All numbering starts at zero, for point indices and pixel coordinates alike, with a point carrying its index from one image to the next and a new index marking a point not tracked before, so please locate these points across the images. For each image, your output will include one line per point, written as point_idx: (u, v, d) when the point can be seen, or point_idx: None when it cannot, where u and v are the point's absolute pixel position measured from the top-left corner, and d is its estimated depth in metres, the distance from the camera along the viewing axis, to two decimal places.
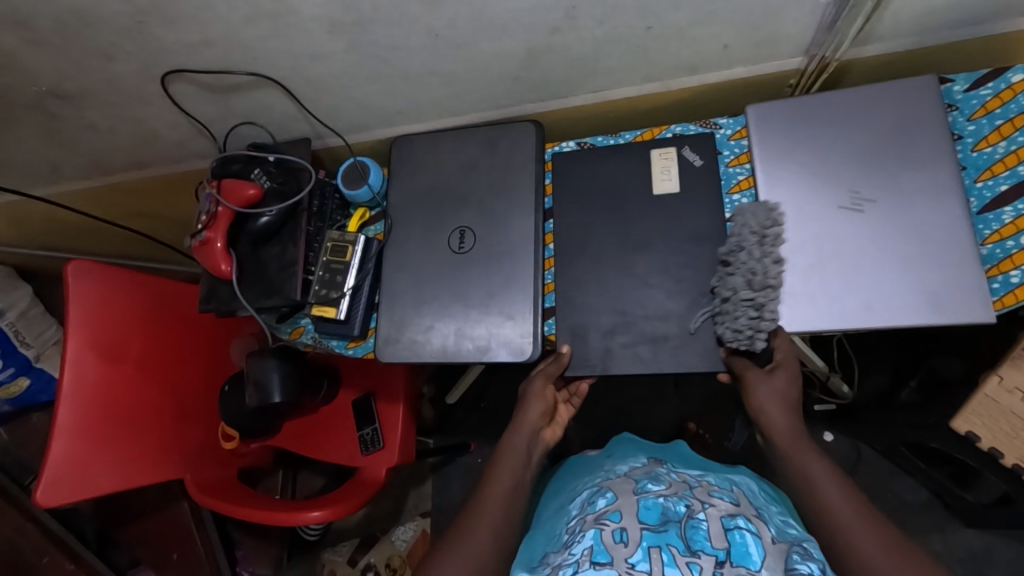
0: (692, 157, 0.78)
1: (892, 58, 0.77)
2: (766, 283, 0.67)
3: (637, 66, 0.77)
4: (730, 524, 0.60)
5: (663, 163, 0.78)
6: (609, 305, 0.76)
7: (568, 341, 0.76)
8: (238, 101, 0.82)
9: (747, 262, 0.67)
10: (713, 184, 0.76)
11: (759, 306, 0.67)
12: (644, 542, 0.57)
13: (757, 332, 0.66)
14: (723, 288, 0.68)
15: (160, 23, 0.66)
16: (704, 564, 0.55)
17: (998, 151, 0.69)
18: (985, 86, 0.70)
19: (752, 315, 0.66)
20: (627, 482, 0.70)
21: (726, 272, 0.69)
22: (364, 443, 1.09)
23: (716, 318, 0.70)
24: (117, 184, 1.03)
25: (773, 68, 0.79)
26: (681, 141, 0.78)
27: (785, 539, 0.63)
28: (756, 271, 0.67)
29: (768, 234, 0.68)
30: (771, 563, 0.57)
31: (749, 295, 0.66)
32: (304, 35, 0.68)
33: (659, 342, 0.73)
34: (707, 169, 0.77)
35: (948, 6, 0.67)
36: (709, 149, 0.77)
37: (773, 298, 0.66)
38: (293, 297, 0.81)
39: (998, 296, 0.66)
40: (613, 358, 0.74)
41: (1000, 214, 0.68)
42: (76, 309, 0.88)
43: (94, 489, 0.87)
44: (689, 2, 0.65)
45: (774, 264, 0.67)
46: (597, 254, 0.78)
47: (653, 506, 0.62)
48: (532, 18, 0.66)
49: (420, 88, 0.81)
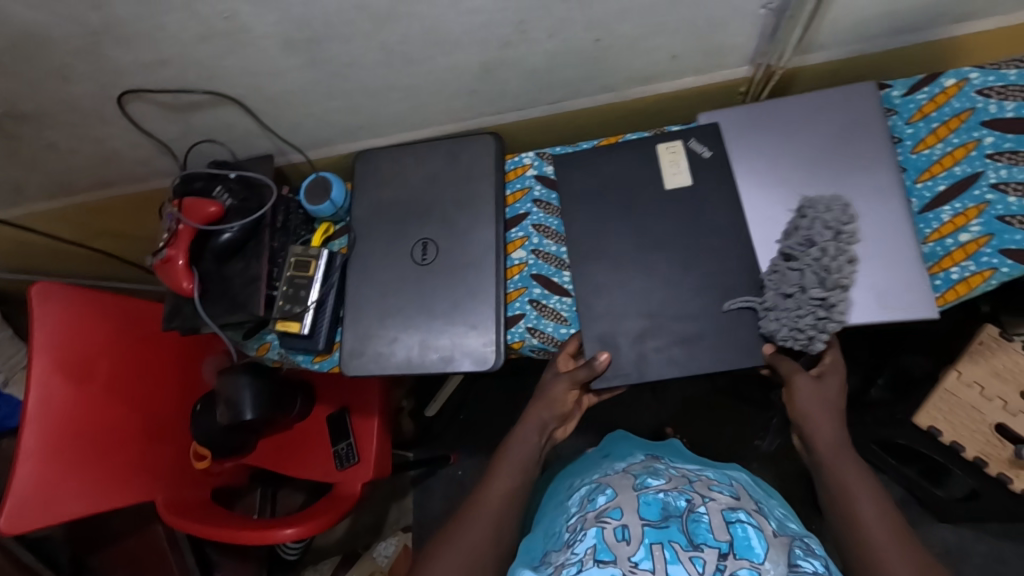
0: (701, 149, 0.76)
1: (836, 66, 0.80)
2: (838, 283, 0.65)
3: (591, 78, 0.79)
4: (732, 517, 0.60)
5: (671, 156, 0.76)
6: (635, 309, 0.73)
7: (598, 348, 0.73)
8: (198, 119, 0.83)
9: (822, 259, 0.65)
10: (726, 175, 0.75)
11: (829, 306, 0.66)
12: (647, 539, 0.57)
13: (818, 332, 0.67)
14: (789, 283, 0.67)
15: (114, 43, 0.66)
16: (707, 558, 0.54)
17: (936, 152, 0.71)
18: (922, 90, 0.73)
19: (820, 315, 0.66)
20: (626, 478, 0.71)
21: (790, 267, 0.68)
22: (339, 458, 1.09)
23: (761, 313, 0.69)
24: (83, 203, 1.03)
25: (723, 76, 0.81)
26: (688, 133, 0.77)
27: (787, 534, 0.63)
28: (829, 268, 0.65)
29: (844, 230, 0.66)
30: (775, 556, 0.56)
31: (820, 294, 0.65)
32: (259, 53, 0.69)
33: (692, 342, 0.71)
34: (719, 161, 0.75)
35: (885, 14, 0.70)
36: (716, 139, 0.76)
37: (843, 299, 0.65)
38: (257, 312, 0.81)
39: (941, 293, 0.68)
40: (648, 365, 0.71)
41: (939, 213, 0.70)
42: (41, 329, 0.87)
43: (60, 515, 0.85)
44: (635, 15, 0.67)
45: (847, 263, 0.65)
46: (600, 254, 0.76)
47: (653, 501, 0.63)
48: (483, 32, 0.68)
49: (380, 103, 0.82)
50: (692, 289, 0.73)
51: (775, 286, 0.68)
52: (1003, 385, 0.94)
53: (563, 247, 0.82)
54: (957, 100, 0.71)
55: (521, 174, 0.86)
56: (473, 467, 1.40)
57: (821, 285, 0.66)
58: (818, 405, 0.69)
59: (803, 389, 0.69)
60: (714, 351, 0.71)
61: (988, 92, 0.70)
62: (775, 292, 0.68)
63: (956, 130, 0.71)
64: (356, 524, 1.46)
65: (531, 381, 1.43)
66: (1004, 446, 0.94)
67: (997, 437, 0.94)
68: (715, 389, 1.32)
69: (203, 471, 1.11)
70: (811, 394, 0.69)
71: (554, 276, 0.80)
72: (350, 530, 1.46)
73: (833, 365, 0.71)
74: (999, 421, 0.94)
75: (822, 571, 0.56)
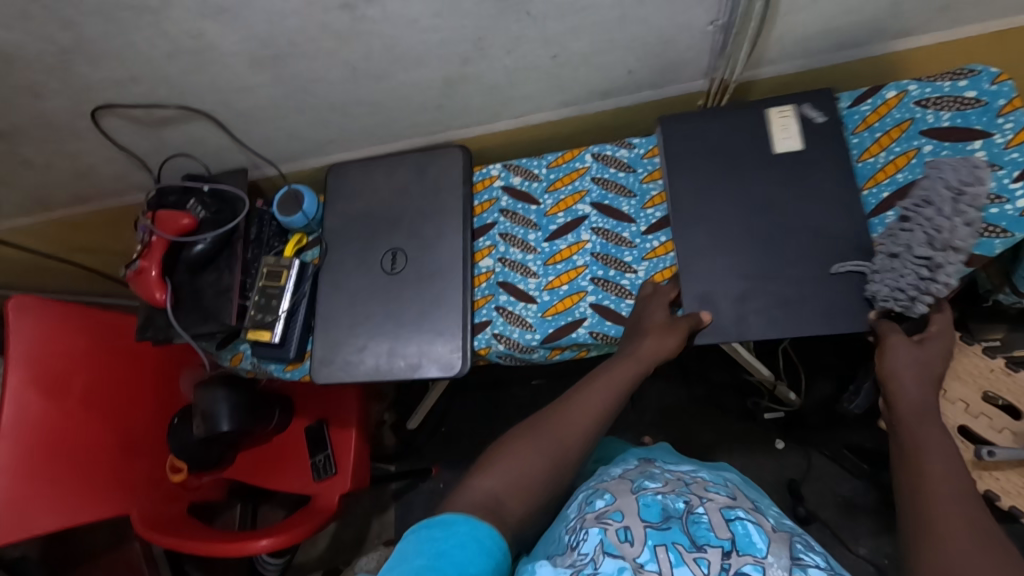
0: (814, 114, 0.76)
1: (788, 79, 0.84)
2: (948, 245, 0.61)
3: (553, 92, 0.82)
4: (731, 515, 0.58)
5: (783, 121, 0.77)
6: (734, 271, 0.74)
7: (697, 307, 0.74)
8: (171, 134, 0.85)
9: (935, 220, 0.62)
10: (840, 140, 0.75)
11: (935, 267, 0.62)
12: (650, 541, 0.54)
13: (921, 295, 0.64)
14: (899, 243, 0.66)
15: (84, 61, 0.68)
16: (711, 559, 0.52)
17: (880, 160, 0.75)
18: (865, 103, 0.77)
19: (922, 275, 0.63)
20: (622, 482, 0.67)
21: (903, 227, 0.66)
22: (316, 470, 1.08)
23: (870, 276, 0.69)
24: (61, 217, 1.04)
25: (680, 90, 0.85)
26: (802, 98, 0.77)
27: (785, 530, 0.60)
28: (940, 228, 0.62)
29: (966, 192, 0.61)
30: (777, 549, 0.54)
31: (923, 253, 0.63)
32: (227, 70, 0.72)
33: (793, 304, 0.72)
34: (831, 127, 0.76)
35: (827, 30, 0.74)
36: (830, 105, 0.76)
37: (954, 261, 0.61)
38: (228, 322, 0.83)
39: None
40: (747, 325, 0.72)
41: (884, 219, 0.73)
42: (17, 343, 0.88)
43: (29, 530, 0.84)
44: (587, 32, 0.70)
45: (964, 226, 0.61)
46: (700, 218, 0.77)
47: (652, 503, 0.60)
48: (444, 50, 0.71)
49: (348, 117, 0.84)
50: (746, 262, 0.74)
51: (885, 248, 0.68)
52: (964, 388, 0.91)
53: (529, 255, 0.84)
54: (897, 111, 0.74)
55: (489, 185, 0.88)
56: (455, 479, 1.38)
57: (932, 246, 0.63)
58: (911, 364, 0.65)
59: (897, 350, 0.66)
60: (773, 316, 0.72)
61: (925, 103, 0.73)
62: (885, 252, 0.67)
63: (897, 139, 0.74)
64: (337, 539, 1.43)
65: (511, 392, 1.43)
66: (967, 448, 0.88)
67: (961, 439, 0.89)
68: (693, 398, 1.32)
69: (179, 485, 1.10)
70: (902, 355, 0.65)
71: (520, 283, 0.83)
72: (330, 546, 1.43)
73: (936, 329, 0.66)
74: (962, 423, 0.90)
75: (824, 566, 0.54)
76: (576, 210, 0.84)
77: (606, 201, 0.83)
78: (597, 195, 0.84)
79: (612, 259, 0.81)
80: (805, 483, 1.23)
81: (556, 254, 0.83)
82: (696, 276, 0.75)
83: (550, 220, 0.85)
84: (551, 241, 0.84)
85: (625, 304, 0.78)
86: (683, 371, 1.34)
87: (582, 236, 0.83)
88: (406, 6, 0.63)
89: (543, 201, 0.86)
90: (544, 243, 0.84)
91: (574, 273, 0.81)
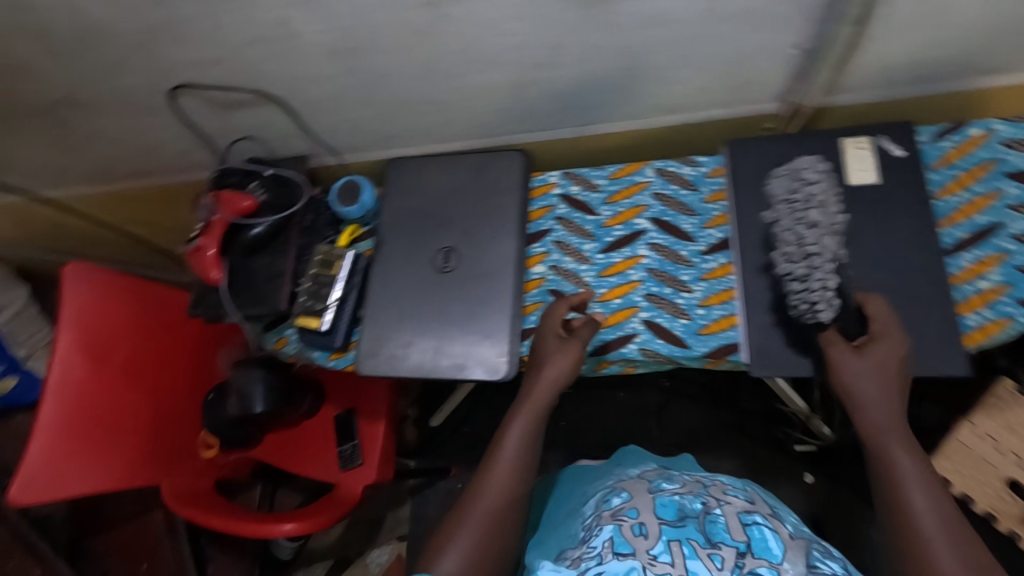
0: (894, 148, 0.74)
1: (863, 109, 0.82)
2: (805, 250, 0.66)
3: (620, 104, 0.82)
4: (748, 520, 0.55)
5: (858, 152, 0.74)
6: None
7: (761, 339, 0.72)
8: (239, 117, 0.86)
9: (782, 237, 0.68)
10: (919, 176, 0.73)
11: (806, 275, 0.65)
12: (665, 535, 0.54)
13: (817, 302, 0.65)
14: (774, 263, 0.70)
15: (170, 40, 0.70)
16: (725, 556, 0.52)
17: (959, 199, 0.73)
18: (948, 138, 0.75)
19: (799, 286, 0.66)
20: (639, 481, 0.66)
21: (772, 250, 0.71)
22: (342, 459, 1.09)
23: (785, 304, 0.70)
24: (125, 189, 1.07)
25: (750, 111, 0.84)
26: (878, 130, 0.75)
27: (802, 535, 0.58)
28: (790, 240, 0.67)
29: (799, 202, 0.69)
30: (793, 556, 0.52)
31: (788, 266, 0.67)
32: (304, 58, 0.72)
33: None
34: (911, 162, 0.74)
35: (912, 62, 0.72)
36: (909, 139, 0.74)
37: (814, 262, 0.65)
38: (279, 306, 0.84)
39: (992, 322, 0.67)
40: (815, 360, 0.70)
41: (960, 258, 0.71)
42: (70, 310, 0.89)
43: (66, 493, 0.86)
44: (668, 46, 0.69)
45: (807, 229, 0.67)
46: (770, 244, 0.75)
47: (669, 502, 0.58)
48: (520, 54, 0.71)
49: (413, 114, 0.85)
50: None
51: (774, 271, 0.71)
52: (1018, 440, 0.85)
53: (582, 265, 0.83)
54: (983, 150, 0.73)
55: (547, 191, 0.88)
56: None
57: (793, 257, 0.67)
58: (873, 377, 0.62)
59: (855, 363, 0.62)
60: None
61: (1013, 144, 0.72)
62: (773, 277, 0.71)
63: (980, 179, 0.72)
64: (351, 529, 1.44)
65: None
66: (1016, 502, 0.84)
67: (1009, 494, 0.84)
68: (721, 423, 1.29)
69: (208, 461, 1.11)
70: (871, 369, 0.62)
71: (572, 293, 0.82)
72: (344, 534, 1.44)
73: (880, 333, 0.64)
74: (1012, 476, 0.84)
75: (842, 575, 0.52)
76: (633, 224, 0.83)
77: (666, 217, 0.82)
78: (656, 211, 0.83)
79: (668, 277, 0.80)
80: (831, 521, 1.20)
81: (611, 266, 0.82)
82: (759, 304, 0.73)
83: (607, 232, 0.84)
84: (607, 254, 0.83)
85: (680, 324, 0.77)
86: (713, 394, 1.31)
87: (638, 251, 0.82)
88: (492, 8, 0.63)
89: (601, 212, 0.85)
90: (600, 255, 0.83)
91: (627, 287, 0.80)
